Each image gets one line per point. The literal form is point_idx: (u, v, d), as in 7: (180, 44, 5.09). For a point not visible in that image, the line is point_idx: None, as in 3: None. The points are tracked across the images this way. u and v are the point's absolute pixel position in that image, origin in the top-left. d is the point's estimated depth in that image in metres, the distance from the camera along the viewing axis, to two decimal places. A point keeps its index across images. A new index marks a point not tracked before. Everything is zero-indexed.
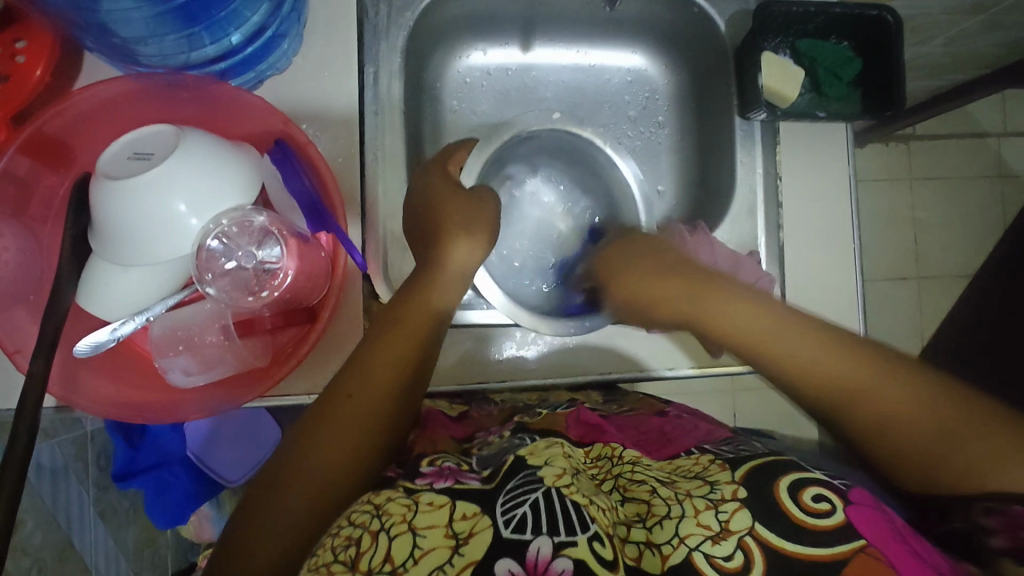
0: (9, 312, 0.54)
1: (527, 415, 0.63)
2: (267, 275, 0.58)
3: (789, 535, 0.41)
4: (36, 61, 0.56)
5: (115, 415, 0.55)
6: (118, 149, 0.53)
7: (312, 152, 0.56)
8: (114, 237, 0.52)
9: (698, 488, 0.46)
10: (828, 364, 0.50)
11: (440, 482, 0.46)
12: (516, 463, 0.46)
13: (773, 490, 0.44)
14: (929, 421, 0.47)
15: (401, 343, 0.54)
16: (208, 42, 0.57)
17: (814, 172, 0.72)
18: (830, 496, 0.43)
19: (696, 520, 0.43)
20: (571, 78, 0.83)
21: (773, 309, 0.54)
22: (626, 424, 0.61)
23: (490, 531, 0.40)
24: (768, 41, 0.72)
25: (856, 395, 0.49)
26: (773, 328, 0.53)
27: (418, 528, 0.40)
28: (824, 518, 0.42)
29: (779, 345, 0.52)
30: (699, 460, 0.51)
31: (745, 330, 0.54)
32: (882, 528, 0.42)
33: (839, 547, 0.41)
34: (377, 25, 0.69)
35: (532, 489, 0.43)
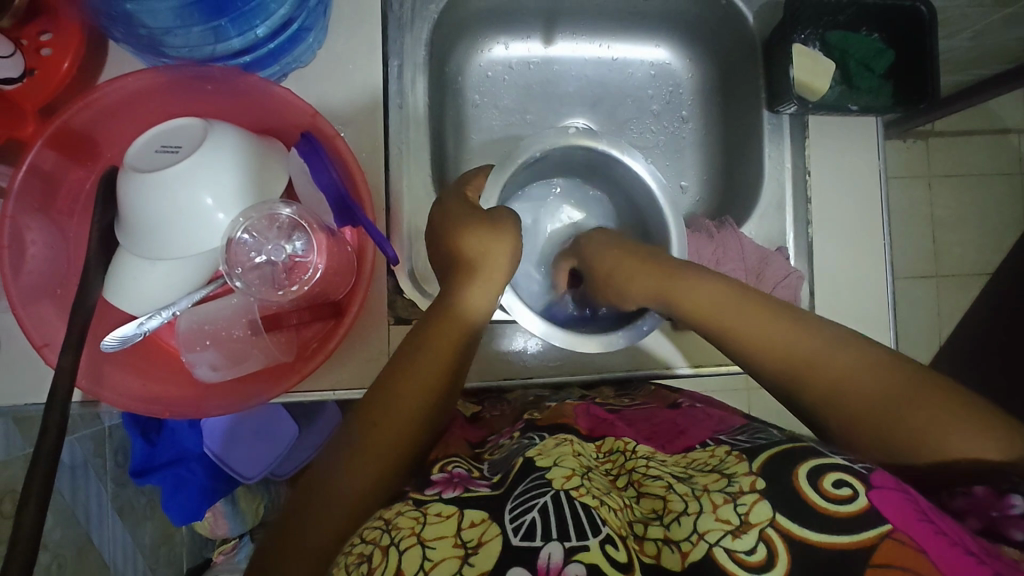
0: (37, 306, 0.54)
1: (537, 412, 0.61)
2: (295, 268, 0.58)
3: (811, 524, 0.39)
4: (62, 54, 0.56)
5: (142, 409, 0.53)
6: (145, 142, 0.53)
7: (341, 144, 0.55)
8: (142, 231, 0.51)
9: (714, 482, 0.44)
10: (788, 335, 0.52)
11: (448, 492, 0.45)
12: (526, 467, 0.46)
13: (792, 479, 0.42)
14: (881, 384, 0.47)
15: (440, 348, 0.55)
16: (234, 34, 0.56)
17: (844, 166, 0.70)
18: (851, 481, 0.41)
19: (714, 515, 0.41)
20: (594, 72, 0.82)
21: (726, 287, 0.57)
22: (637, 419, 0.60)
23: (498, 540, 0.39)
24: (800, 33, 0.70)
25: (809, 363, 0.50)
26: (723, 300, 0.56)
27: (427, 539, 0.40)
28: (848, 504, 0.40)
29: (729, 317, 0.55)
30: (715, 451, 0.49)
31: (699, 303, 0.57)
32: (906, 508, 0.39)
33: (863, 533, 0.38)
34: (401, 17, 0.68)
35: (541, 493, 0.42)
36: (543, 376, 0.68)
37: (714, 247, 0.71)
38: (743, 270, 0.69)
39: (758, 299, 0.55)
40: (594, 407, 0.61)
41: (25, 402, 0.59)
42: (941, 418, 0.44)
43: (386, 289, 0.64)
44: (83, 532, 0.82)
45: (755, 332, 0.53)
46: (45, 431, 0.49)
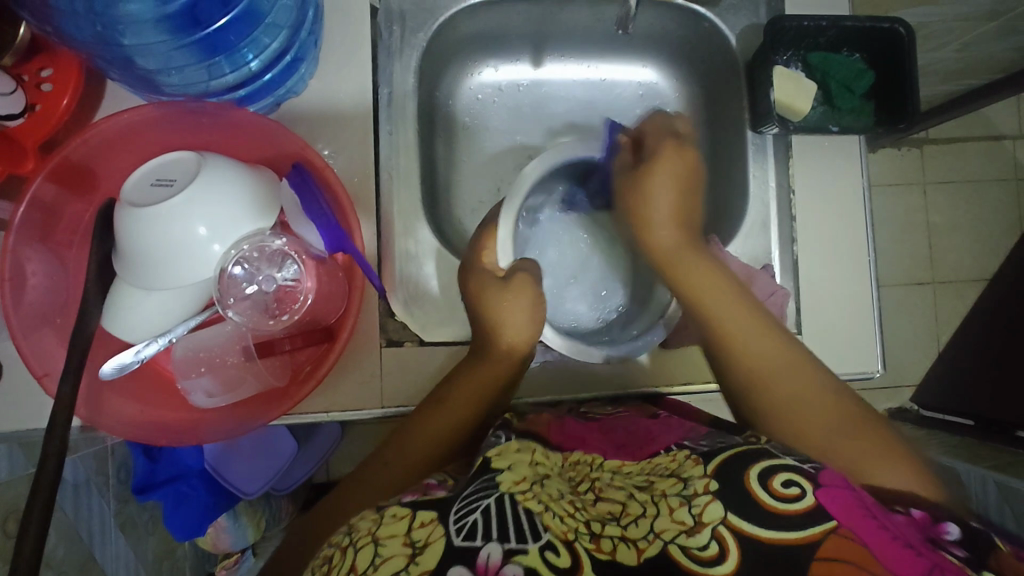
0: (38, 335, 0.55)
1: (517, 416, 0.62)
2: (286, 297, 0.61)
3: (759, 522, 0.40)
4: (62, 91, 0.58)
5: (140, 436, 0.56)
6: (141, 176, 0.55)
7: (330, 175, 0.58)
8: (136, 263, 0.53)
9: (672, 486, 0.45)
10: (768, 352, 0.56)
11: (409, 495, 0.47)
12: (479, 471, 0.47)
13: (743, 481, 0.43)
14: (820, 411, 0.53)
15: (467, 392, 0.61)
16: (228, 70, 0.59)
17: (827, 183, 0.72)
18: (801, 482, 0.42)
19: (670, 517, 0.42)
20: (582, 93, 0.83)
21: (740, 295, 0.59)
22: (613, 425, 0.61)
23: (442, 541, 0.40)
24: (781, 55, 0.72)
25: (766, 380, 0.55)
26: (730, 298, 0.59)
27: (380, 538, 0.41)
28: (794, 503, 0.41)
29: (715, 310, 0.58)
30: (676, 455, 0.50)
31: (700, 295, 0.59)
32: (852, 507, 0.40)
33: (810, 529, 0.39)
34: (390, 47, 0.70)
35: (485, 496, 0.43)
36: (536, 395, 0.69)
37: None
38: None
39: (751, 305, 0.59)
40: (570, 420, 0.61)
41: (27, 426, 0.61)
42: (873, 454, 0.50)
43: (376, 316, 0.65)
44: (86, 547, 0.83)
45: (748, 335, 0.57)
46: (45, 456, 0.51)
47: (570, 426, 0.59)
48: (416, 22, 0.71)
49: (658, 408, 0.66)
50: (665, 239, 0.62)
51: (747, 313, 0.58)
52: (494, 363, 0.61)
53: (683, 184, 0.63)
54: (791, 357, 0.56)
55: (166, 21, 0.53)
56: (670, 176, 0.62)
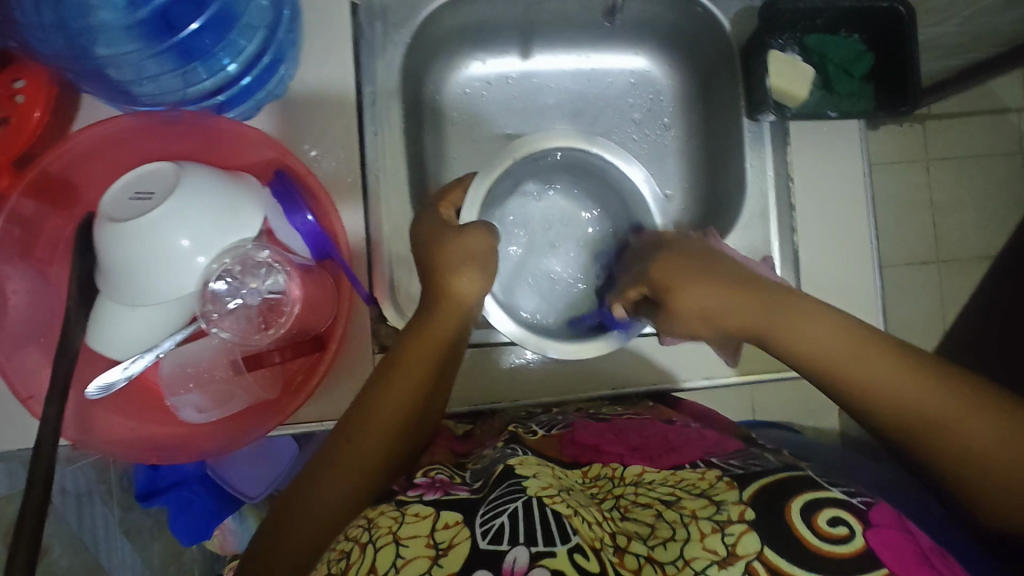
0: (22, 355, 0.55)
1: (521, 428, 0.61)
2: (271, 311, 0.59)
3: (797, 558, 0.40)
4: (33, 103, 0.55)
5: (129, 453, 0.56)
6: (119, 190, 0.53)
7: (313, 183, 0.56)
8: (119, 281, 0.52)
9: (703, 507, 0.44)
10: (891, 381, 0.47)
11: (431, 493, 0.46)
12: (504, 474, 0.46)
13: (786, 512, 0.43)
14: (982, 444, 0.46)
15: (417, 363, 0.53)
16: (205, 75, 0.57)
17: (828, 170, 0.69)
18: (847, 519, 0.42)
19: (701, 544, 0.41)
20: (573, 83, 0.81)
21: (838, 320, 0.49)
22: (626, 429, 0.60)
23: (468, 543, 0.40)
24: (776, 39, 0.70)
25: (861, 386, 0.47)
26: (829, 327, 0.48)
27: (401, 538, 0.41)
28: (840, 543, 0.41)
29: (784, 336, 0.49)
30: (705, 474, 0.49)
31: (750, 324, 0.50)
32: (903, 553, 0.41)
33: (854, 573, 0.39)
34: (373, 44, 0.68)
35: (513, 499, 0.42)
36: (534, 396, 0.68)
37: None
38: None
39: (823, 313, 0.49)
40: (584, 427, 0.61)
41: (15, 448, 0.60)
42: None
43: (368, 328, 0.63)
44: (90, 557, 0.82)
45: (889, 385, 0.47)
46: (33, 479, 0.50)
47: (582, 432, 0.59)
48: (397, 17, 0.68)
49: (676, 415, 0.65)
50: (739, 313, 0.50)
51: (867, 352, 0.47)
52: (446, 317, 0.55)
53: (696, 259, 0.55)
54: (911, 372, 0.47)
55: (137, 28, 0.53)
56: (678, 259, 0.56)
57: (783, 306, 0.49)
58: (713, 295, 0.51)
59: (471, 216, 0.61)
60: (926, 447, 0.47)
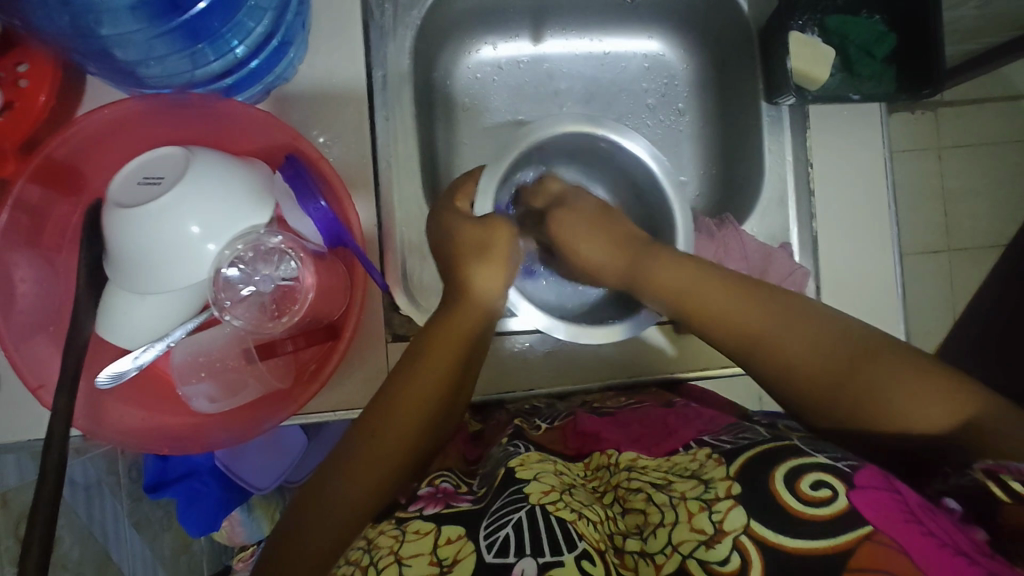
0: (31, 345, 0.54)
1: (526, 423, 0.61)
2: (285, 298, 0.58)
3: (784, 529, 0.39)
4: (39, 87, 0.54)
5: (140, 445, 0.54)
6: (127, 175, 0.52)
7: (326, 167, 0.55)
8: (128, 268, 0.51)
9: (692, 488, 0.43)
10: (748, 314, 0.51)
11: (431, 507, 0.46)
12: (505, 480, 0.46)
13: (768, 482, 0.41)
14: (823, 361, 0.48)
15: (441, 354, 0.53)
16: (213, 58, 0.56)
17: (847, 156, 0.68)
18: (831, 481, 0.40)
19: (689, 526, 0.40)
20: (586, 68, 0.79)
21: (701, 268, 0.55)
22: (629, 420, 0.58)
23: (473, 557, 0.40)
24: (796, 20, 0.68)
25: (769, 338, 0.50)
26: (689, 274, 0.54)
27: (403, 558, 0.40)
28: (823, 506, 0.39)
29: (705, 303, 0.53)
30: (697, 454, 0.48)
31: (674, 285, 0.55)
32: (889, 508, 0.38)
33: (842, 536, 0.37)
34: (383, 26, 0.66)
35: (515, 510, 0.42)
36: (546, 385, 0.67)
37: (716, 247, 0.69)
38: (746, 270, 0.68)
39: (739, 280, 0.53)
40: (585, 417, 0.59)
41: (24, 438, 0.59)
42: (945, 398, 0.43)
43: (382, 316, 0.62)
44: (101, 548, 0.81)
45: (736, 315, 0.51)
46: (45, 470, 0.49)
47: (586, 422, 0.58)
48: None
49: (675, 398, 0.64)
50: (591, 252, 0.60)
51: (721, 288, 0.53)
52: (469, 314, 0.55)
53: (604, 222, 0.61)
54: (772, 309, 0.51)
55: (142, 8, 0.50)
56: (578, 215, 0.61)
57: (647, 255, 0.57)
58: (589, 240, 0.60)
59: (486, 207, 0.61)
60: (840, 396, 0.46)
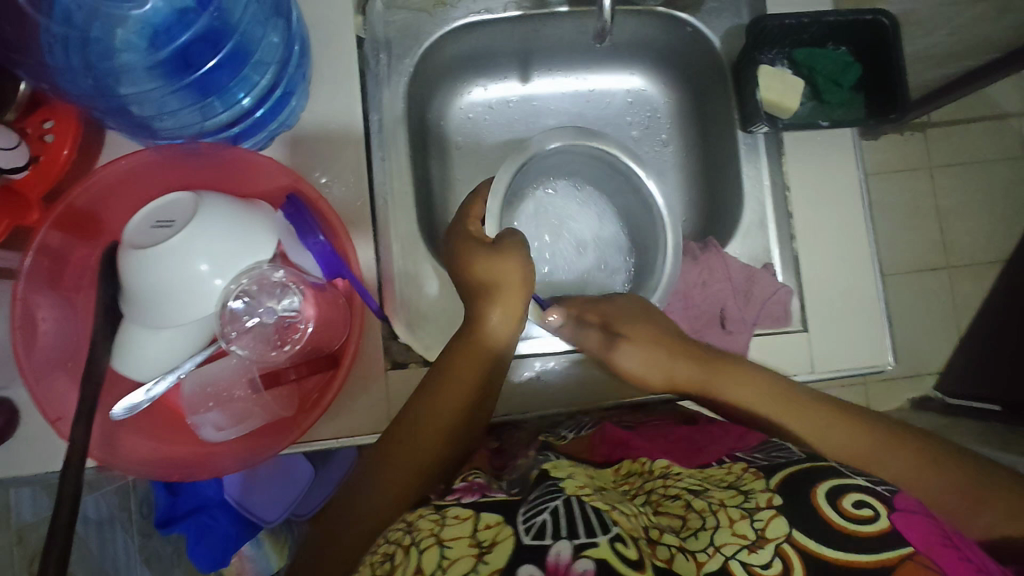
0: (50, 380, 0.57)
1: (552, 436, 0.62)
2: (288, 328, 0.62)
3: (827, 541, 0.40)
4: (63, 140, 0.59)
5: (152, 473, 0.57)
6: (141, 219, 0.56)
7: (325, 205, 0.59)
8: (143, 305, 0.54)
9: (731, 497, 0.45)
10: (846, 438, 0.56)
11: (469, 496, 0.47)
12: (541, 477, 0.48)
13: (810, 497, 0.43)
14: (946, 487, 0.52)
15: (463, 373, 0.58)
16: (221, 109, 0.60)
17: (822, 179, 0.71)
18: (872, 502, 0.42)
19: (732, 530, 0.42)
20: (572, 105, 0.84)
21: (775, 386, 0.61)
22: (654, 435, 0.61)
23: (511, 539, 0.40)
24: (766, 54, 0.73)
25: (867, 461, 0.55)
26: (771, 392, 0.60)
27: (444, 539, 0.41)
28: (868, 525, 0.41)
29: (799, 427, 0.58)
30: (732, 468, 0.51)
31: (759, 404, 0.60)
32: (929, 533, 0.40)
33: (885, 553, 0.39)
34: (378, 74, 0.71)
35: (553, 498, 0.43)
36: (553, 405, 0.68)
37: (699, 269, 0.73)
38: (731, 290, 0.71)
39: (834, 402, 0.59)
40: (609, 428, 0.62)
41: (42, 471, 0.62)
42: None
43: (379, 340, 0.66)
44: None
45: (810, 428, 0.57)
46: (62, 496, 0.52)
47: (609, 433, 0.61)
48: (401, 48, 0.72)
49: (699, 418, 0.65)
50: (628, 363, 0.65)
51: (797, 407, 0.59)
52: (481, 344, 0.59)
53: (647, 312, 0.68)
54: (860, 427, 0.56)
55: (158, 69, 0.57)
56: (625, 312, 0.68)
57: (725, 373, 0.63)
58: (646, 362, 0.66)
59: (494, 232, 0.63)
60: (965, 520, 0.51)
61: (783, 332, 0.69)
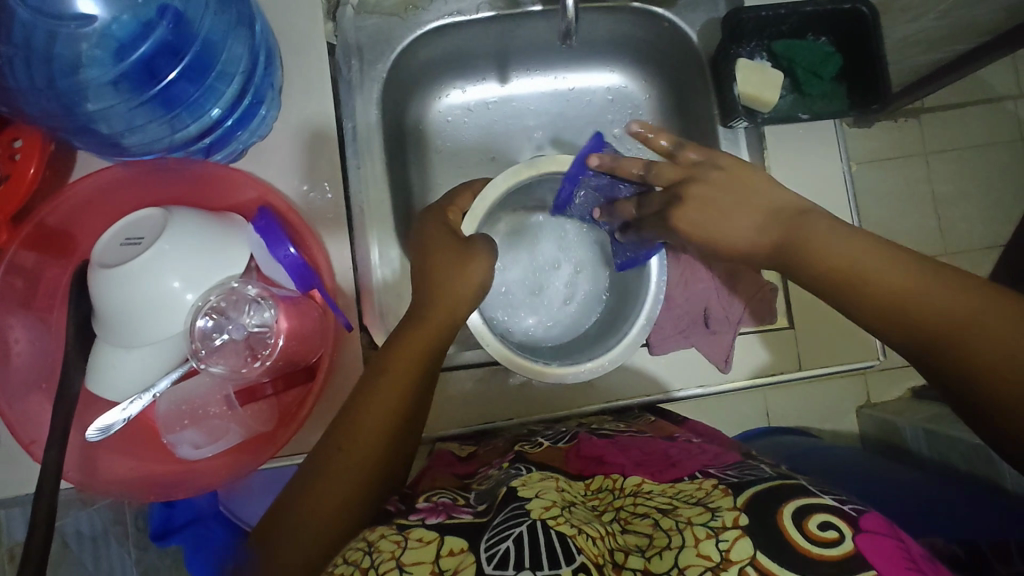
0: (24, 402, 0.57)
1: (527, 446, 0.61)
2: (257, 343, 0.59)
3: (792, 564, 0.39)
4: (28, 161, 0.58)
5: (130, 493, 0.58)
6: (110, 236, 0.55)
7: (294, 217, 0.59)
8: (114, 324, 0.54)
9: (699, 514, 0.44)
10: (945, 300, 0.41)
11: (433, 518, 0.46)
12: (507, 497, 0.47)
13: (776, 516, 0.42)
14: (971, 315, 0.40)
15: (400, 368, 0.55)
16: (189, 121, 0.60)
17: (807, 174, 0.70)
18: (839, 523, 0.41)
19: (696, 550, 0.41)
20: (553, 105, 0.83)
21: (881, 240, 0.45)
22: (630, 446, 0.59)
23: (473, 567, 0.39)
24: (745, 47, 0.71)
25: (903, 297, 0.43)
26: (871, 249, 0.45)
27: (404, 564, 0.40)
28: (832, 547, 0.40)
29: (836, 250, 0.46)
30: (702, 484, 0.48)
31: (846, 266, 0.45)
32: (892, 554, 0.39)
33: None
34: (350, 80, 0.70)
35: (518, 523, 0.42)
36: (535, 412, 0.69)
37: (680, 269, 0.72)
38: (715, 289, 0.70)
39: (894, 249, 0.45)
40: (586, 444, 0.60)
41: (22, 493, 0.61)
42: None
43: (358, 354, 0.63)
44: None
45: (887, 276, 0.44)
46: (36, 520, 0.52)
47: (587, 447, 0.60)
48: (373, 54, 0.71)
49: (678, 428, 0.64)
50: (747, 228, 0.52)
51: (875, 251, 0.45)
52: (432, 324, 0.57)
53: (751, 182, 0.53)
54: (908, 269, 0.43)
55: (124, 81, 0.56)
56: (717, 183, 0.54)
57: (754, 198, 0.52)
58: (726, 210, 0.53)
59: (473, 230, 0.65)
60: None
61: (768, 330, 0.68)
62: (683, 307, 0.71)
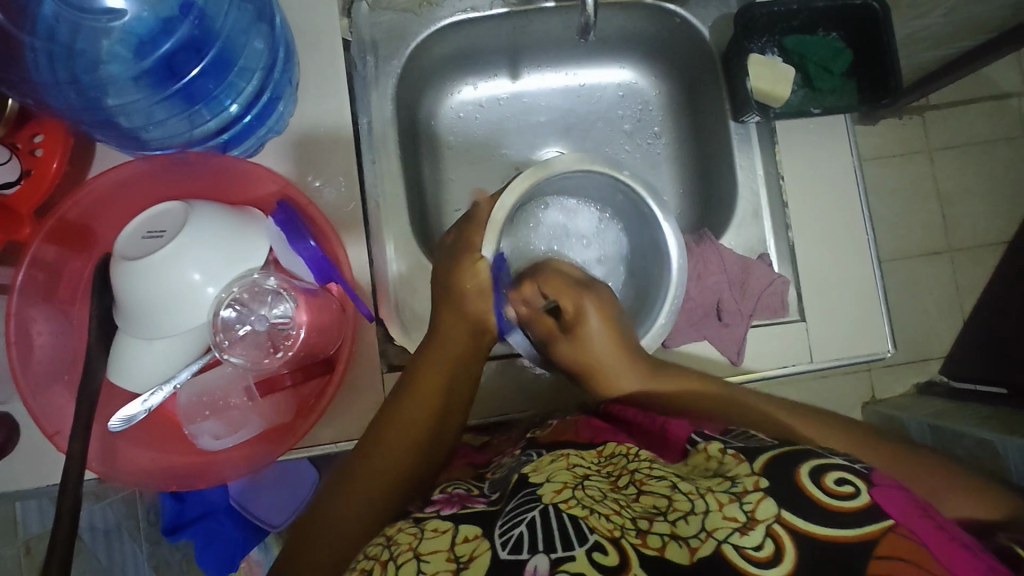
0: (47, 393, 0.57)
1: (538, 430, 0.61)
2: (279, 335, 0.60)
3: (815, 517, 0.39)
4: (53, 154, 0.59)
5: (152, 483, 0.58)
6: (133, 229, 0.56)
7: (315, 211, 0.59)
8: (135, 316, 0.54)
9: (718, 483, 0.44)
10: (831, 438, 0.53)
11: (447, 508, 0.47)
12: (519, 483, 0.47)
13: (794, 476, 0.42)
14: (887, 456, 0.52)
15: (429, 379, 0.60)
16: (209, 116, 0.60)
17: (818, 168, 0.70)
18: (852, 479, 0.41)
19: (721, 514, 0.41)
20: (564, 101, 0.83)
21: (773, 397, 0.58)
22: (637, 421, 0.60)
23: (488, 554, 0.40)
24: (755, 43, 0.72)
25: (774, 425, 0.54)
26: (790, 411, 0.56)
27: (421, 554, 0.41)
28: (850, 500, 0.40)
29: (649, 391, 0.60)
30: (709, 450, 0.49)
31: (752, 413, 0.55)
32: (911, 506, 0.40)
33: (867, 527, 0.38)
34: (365, 77, 0.71)
35: (530, 508, 0.43)
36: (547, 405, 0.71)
37: (695, 261, 0.73)
38: (726, 282, 0.71)
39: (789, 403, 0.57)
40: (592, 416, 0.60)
41: (43, 483, 0.62)
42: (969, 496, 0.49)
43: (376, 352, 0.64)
44: None
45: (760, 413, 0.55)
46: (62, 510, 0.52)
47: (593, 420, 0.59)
48: (388, 50, 0.72)
49: None
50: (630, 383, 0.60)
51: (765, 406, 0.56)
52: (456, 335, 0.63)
53: (614, 327, 0.63)
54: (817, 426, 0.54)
55: (145, 77, 0.57)
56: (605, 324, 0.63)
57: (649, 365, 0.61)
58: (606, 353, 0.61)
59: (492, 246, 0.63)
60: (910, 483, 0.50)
61: (780, 322, 0.69)
62: (696, 299, 0.72)
